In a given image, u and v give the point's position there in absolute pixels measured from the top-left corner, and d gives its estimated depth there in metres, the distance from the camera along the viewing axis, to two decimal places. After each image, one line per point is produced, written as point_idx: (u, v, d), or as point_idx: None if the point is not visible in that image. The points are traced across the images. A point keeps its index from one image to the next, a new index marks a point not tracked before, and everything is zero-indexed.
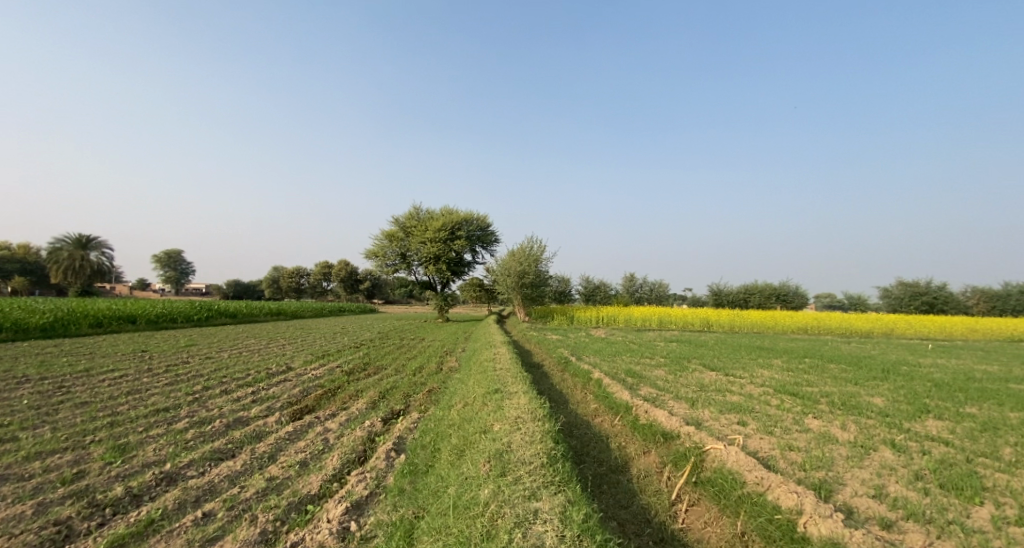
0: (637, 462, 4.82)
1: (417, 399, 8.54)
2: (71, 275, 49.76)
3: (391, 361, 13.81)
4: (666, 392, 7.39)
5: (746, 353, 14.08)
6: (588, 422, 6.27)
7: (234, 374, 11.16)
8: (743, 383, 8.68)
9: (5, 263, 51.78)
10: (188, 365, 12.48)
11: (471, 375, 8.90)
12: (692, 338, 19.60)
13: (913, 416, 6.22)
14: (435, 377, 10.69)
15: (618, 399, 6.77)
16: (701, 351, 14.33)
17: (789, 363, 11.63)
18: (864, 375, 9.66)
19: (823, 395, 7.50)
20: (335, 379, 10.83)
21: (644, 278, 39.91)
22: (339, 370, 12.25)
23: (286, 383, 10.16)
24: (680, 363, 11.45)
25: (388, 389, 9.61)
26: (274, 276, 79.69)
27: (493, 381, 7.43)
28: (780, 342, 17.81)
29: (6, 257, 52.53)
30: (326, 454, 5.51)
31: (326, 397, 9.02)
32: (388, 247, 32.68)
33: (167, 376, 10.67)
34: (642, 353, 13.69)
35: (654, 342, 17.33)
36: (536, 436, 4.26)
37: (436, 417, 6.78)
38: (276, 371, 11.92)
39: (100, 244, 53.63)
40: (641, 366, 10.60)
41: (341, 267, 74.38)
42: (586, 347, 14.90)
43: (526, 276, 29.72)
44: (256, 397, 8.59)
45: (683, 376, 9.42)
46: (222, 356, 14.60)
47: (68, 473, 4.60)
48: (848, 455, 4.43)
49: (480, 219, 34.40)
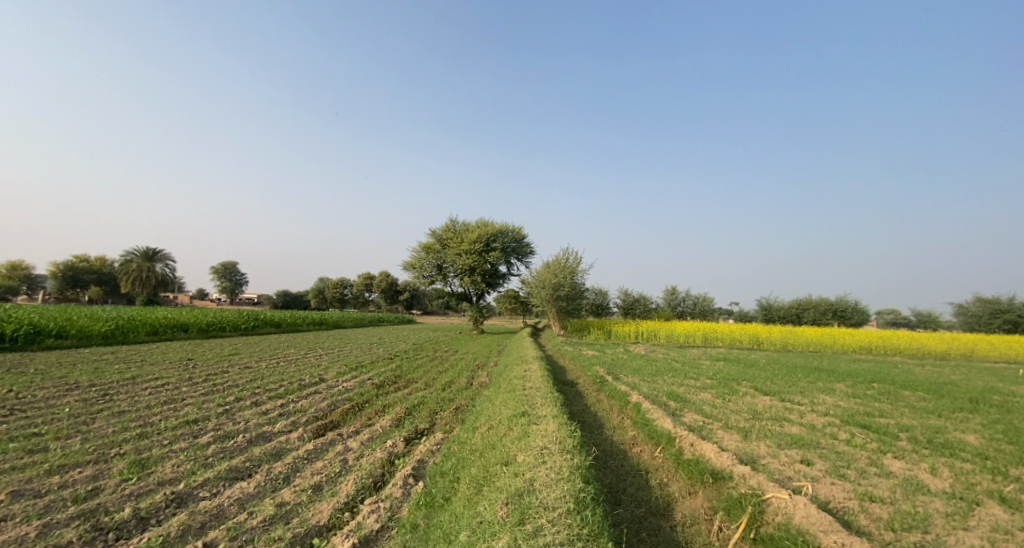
0: (681, 505, 4.19)
1: (444, 417, 8.17)
2: (138, 285, 53.30)
3: (422, 375, 13.57)
4: (715, 421, 6.65)
5: (802, 375, 12.89)
6: (623, 452, 5.66)
7: (267, 385, 11.18)
8: (802, 410, 7.78)
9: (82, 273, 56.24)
10: (225, 375, 12.65)
11: (500, 393, 8.44)
12: (739, 356, 18.32)
13: (1020, 460, 5.22)
14: (464, 393, 10.30)
15: (658, 427, 6.12)
16: (752, 372, 13.26)
17: (853, 388, 10.46)
18: (946, 405, 8.49)
19: (901, 429, 6.53)
20: (364, 393, 10.64)
21: (687, 291, 38.33)
22: (370, 382, 12.09)
23: (316, 396, 10.03)
24: (728, 385, 10.53)
25: (415, 405, 9.30)
26: (320, 287, 82.57)
27: (521, 402, 6.92)
28: (840, 363, 16.31)
29: (83, 267, 57.05)
30: (342, 478, 5.17)
31: (353, 412, 8.79)
32: (425, 259, 32.94)
33: (204, 385, 10.80)
34: (685, 372, 12.83)
35: (699, 360, 16.27)
36: (563, 474, 3.72)
37: (460, 439, 6.36)
38: (309, 382, 11.89)
39: (164, 256, 57.31)
40: (685, 388, 9.80)
41: (383, 278, 76.18)
42: (624, 364, 14.16)
43: (563, 289, 29.09)
44: (284, 410, 8.45)
45: (732, 401, 8.58)
46: (260, 366, 14.82)
47: (82, 490, 4.49)
48: (947, 512, 3.66)
49: (516, 231, 34.17)
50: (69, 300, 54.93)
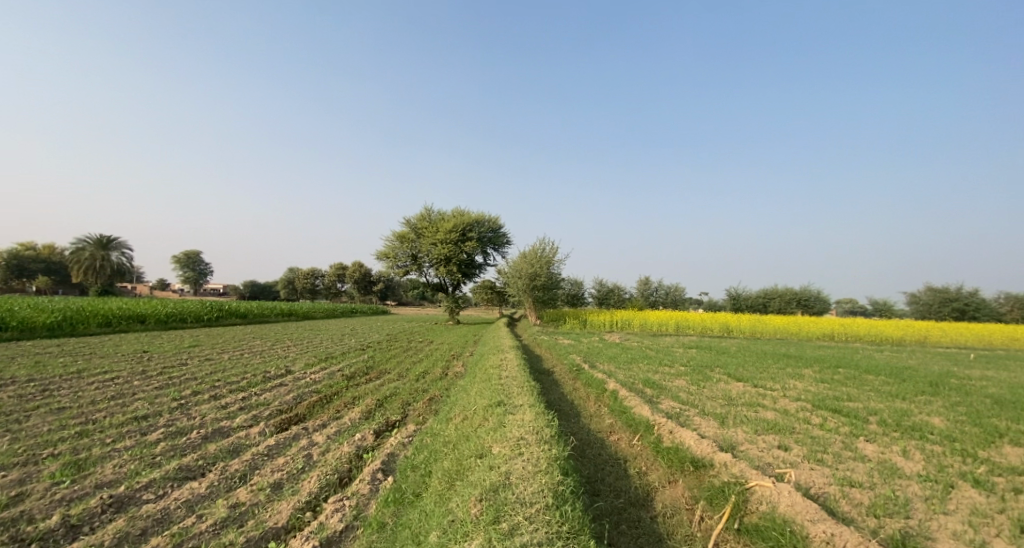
0: (661, 494, 4.07)
1: (416, 408, 7.87)
2: (91, 275, 50.40)
3: (395, 365, 13.20)
4: (692, 408, 6.58)
5: (772, 361, 13.12)
6: (601, 441, 5.53)
7: (228, 378, 10.61)
8: (777, 396, 7.84)
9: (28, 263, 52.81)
10: (183, 368, 11.99)
11: (475, 383, 8.21)
12: (712, 344, 18.64)
13: (986, 441, 5.33)
14: (438, 383, 10.02)
15: (636, 415, 6.00)
16: (724, 359, 13.45)
17: (821, 373, 10.69)
18: (910, 389, 8.71)
19: (871, 413, 6.63)
20: (333, 385, 10.23)
21: (660, 281, 38.89)
22: (339, 374, 11.65)
23: (280, 389, 9.55)
24: (702, 372, 10.58)
25: (387, 397, 8.96)
26: (290, 277, 80.29)
27: (497, 391, 6.69)
28: (808, 350, 16.77)
29: (30, 256, 53.57)
30: (304, 475, 4.84)
31: (320, 405, 8.39)
32: (399, 248, 32.23)
33: (159, 378, 10.17)
34: (661, 360, 12.90)
35: (673, 348, 16.44)
36: (541, 466, 3.52)
37: (433, 431, 6.09)
38: (274, 374, 11.36)
39: (120, 244, 54.39)
40: (660, 375, 9.79)
41: (355, 269, 74.61)
42: (600, 352, 14.15)
43: (538, 278, 28.99)
44: (245, 404, 7.99)
45: (707, 388, 8.57)
46: (222, 358, 14.13)
47: (5, 497, 4.03)
48: (926, 496, 3.63)
49: (492, 221, 33.79)
50: (14, 291, 51.55)
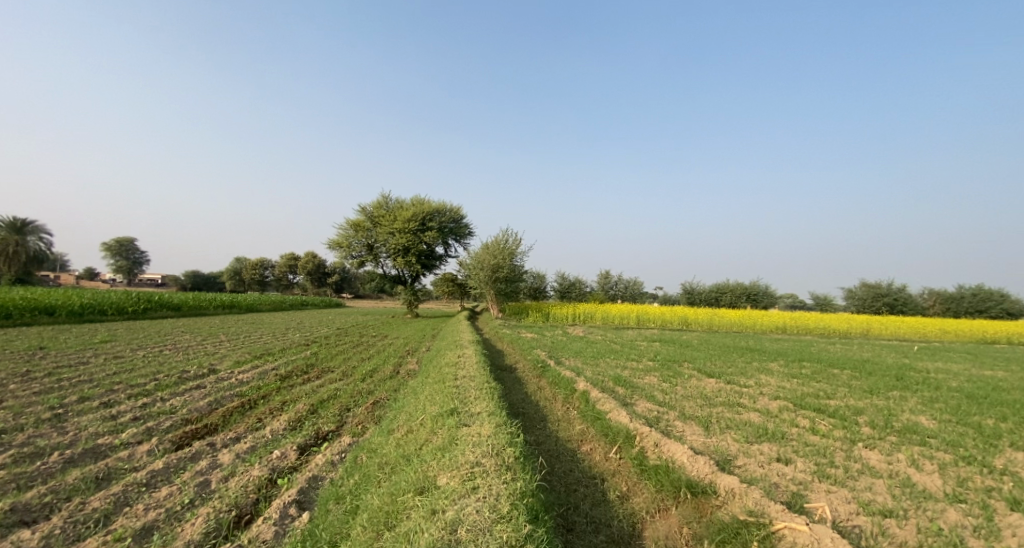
0: (653, 529, 3.23)
1: (356, 415, 6.76)
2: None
3: (341, 363, 11.91)
4: (671, 410, 5.82)
5: (736, 355, 12.78)
6: (572, 456, 4.68)
7: (133, 379, 9.07)
8: (755, 393, 7.26)
9: None
10: (83, 367, 10.28)
11: (427, 384, 7.16)
12: (673, 337, 18.40)
13: (989, 445, 4.84)
14: (386, 384, 8.90)
15: (612, 422, 5.15)
16: (691, 353, 13.05)
17: (789, 367, 10.33)
18: (880, 383, 8.40)
19: (858, 411, 6.10)
20: (261, 386, 8.90)
21: (619, 275, 39.00)
22: (273, 373, 10.30)
23: (195, 392, 8.17)
24: (672, 367, 10.00)
25: (323, 401, 7.76)
26: (237, 267, 75.58)
27: (450, 396, 5.67)
28: (767, 342, 16.75)
29: None
30: (188, 515, 3.73)
31: (240, 412, 7.10)
32: (354, 237, 30.35)
33: (45, 382, 8.58)
34: (627, 354, 12.32)
35: (636, 342, 16.01)
36: (501, 511, 2.62)
37: (371, 447, 5.03)
38: (193, 374, 9.84)
39: (37, 228, 48.87)
40: (629, 372, 9.09)
41: (309, 260, 71.19)
42: (565, 346, 13.45)
43: (500, 270, 28.07)
44: (141, 415, 6.64)
45: (681, 386, 7.91)
46: (137, 355, 12.36)
47: None
48: (975, 529, 2.95)
49: (454, 211, 32.44)
50: None
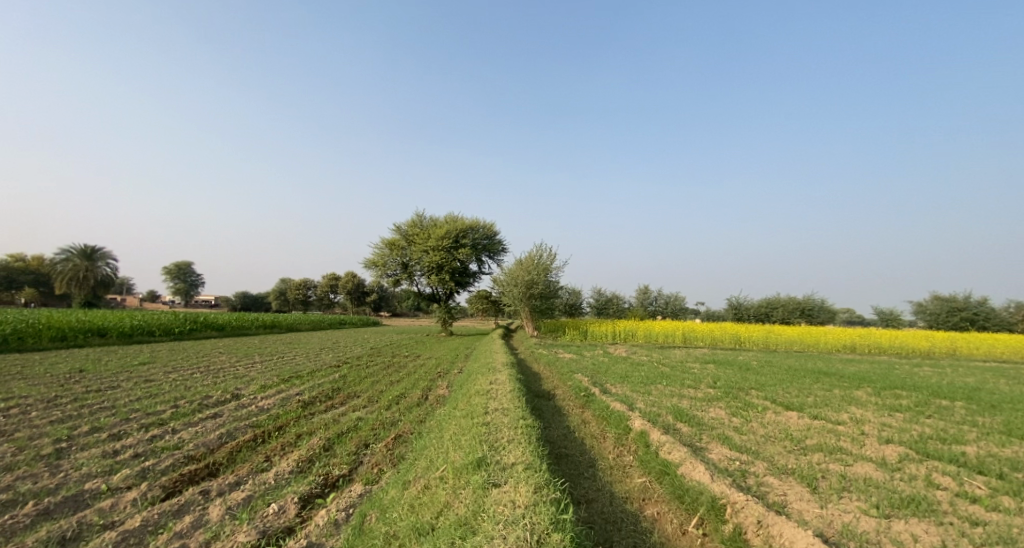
0: None
1: (373, 455, 5.87)
2: (73, 285, 48.01)
3: (368, 387, 11.13)
4: (757, 460, 4.58)
5: (809, 380, 11.11)
6: (634, 524, 3.58)
7: (151, 406, 8.58)
8: (856, 435, 5.83)
9: (17, 274, 52.31)
10: (109, 393, 9.96)
11: (454, 418, 6.19)
12: (728, 358, 16.72)
13: None
14: (412, 414, 7.99)
15: (686, 479, 4.00)
16: (754, 378, 11.49)
17: (881, 397, 8.68)
18: (1014, 420, 6.72)
19: (1013, 463, 4.62)
20: (281, 416, 8.20)
21: (660, 290, 37.23)
22: (296, 399, 9.64)
23: (209, 422, 7.55)
24: (738, 396, 8.60)
25: (341, 434, 6.93)
26: (283, 287, 78.22)
27: (479, 438, 4.69)
28: (840, 365, 14.81)
29: (18, 268, 52.84)
30: None
31: (249, 448, 6.36)
32: (389, 256, 30.21)
33: (65, 409, 8.21)
34: (682, 379, 10.93)
35: (687, 364, 14.50)
36: None
37: (382, 504, 4.10)
38: (214, 400, 9.32)
39: (105, 254, 51.89)
40: (690, 403, 7.75)
41: (349, 279, 72.92)
42: (609, 369, 12.21)
43: (535, 286, 27.06)
44: (143, 451, 5.99)
45: (757, 422, 6.57)
46: (167, 378, 12.07)
47: None
48: None
49: (488, 227, 31.82)
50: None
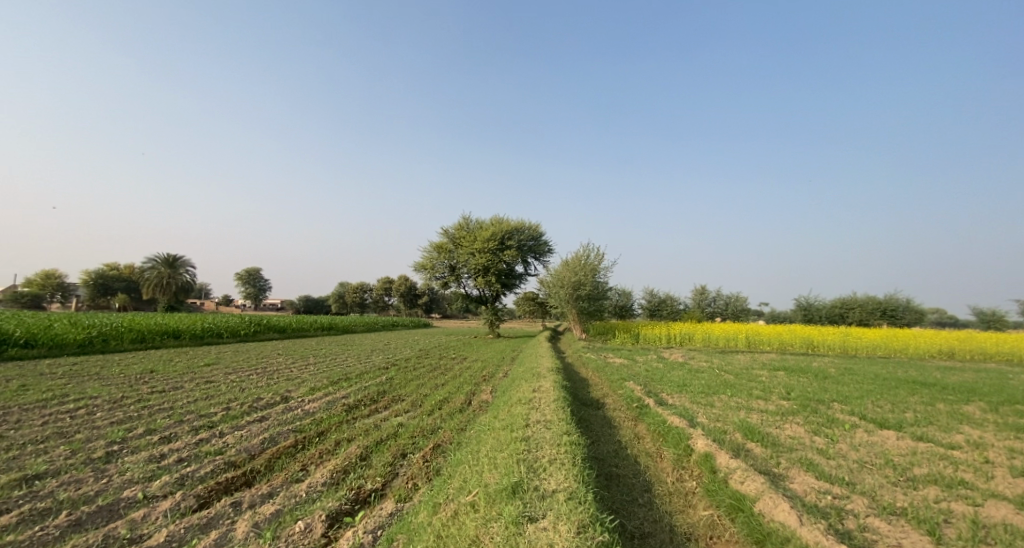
0: None
1: (409, 467, 5.52)
2: (158, 291, 52.52)
3: (413, 391, 10.94)
4: (855, 496, 3.80)
5: (903, 392, 9.68)
6: None
7: (205, 408, 8.79)
8: (978, 463, 4.79)
9: (112, 282, 58.07)
10: (172, 394, 10.40)
11: (494, 429, 5.72)
12: (798, 365, 15.23)
13: None
14: (453, 421, 7.63)
15: (766, 520, 3.30)
16: (833, 388, 10.23)
17: (1000, 414, 7.30)
18: None
19: None
20: (324, 420, 8.13)
21: (718, 291, 35.16)
22: (341, 402, 9.59)
23: (255, 426, 7.56)
24: (817, 411, 7.55)
25: (380, 442, 6.66)
26: (341, 291, 81.67)
27: (518, 457, 4.20)
28: (936, 374, 12.96)
29: (113, 276, 58.60)
30: None
31: (288, 454, 6.24)
32: (437, 259, 30.49)
33: (129, 410, 8.58)
34: (749, 389, 9.89)
35: (753, 371, 13.25)
36: None
37: (411, 527, 3.70)
38: (264, 402, 9.45)
39: (185, 262, 56.21)
40: (760, 417, 6.84)
41: (402, 283, 75.04)
42: (664, 376, 11.34)
43: (584, 287, 26.22)
44: (188, 455, 6.00)
45: (846, 443, 5.63)
46: (226, 380, 12.53)
47: None
48: None
49: (534, 228, 31.33)
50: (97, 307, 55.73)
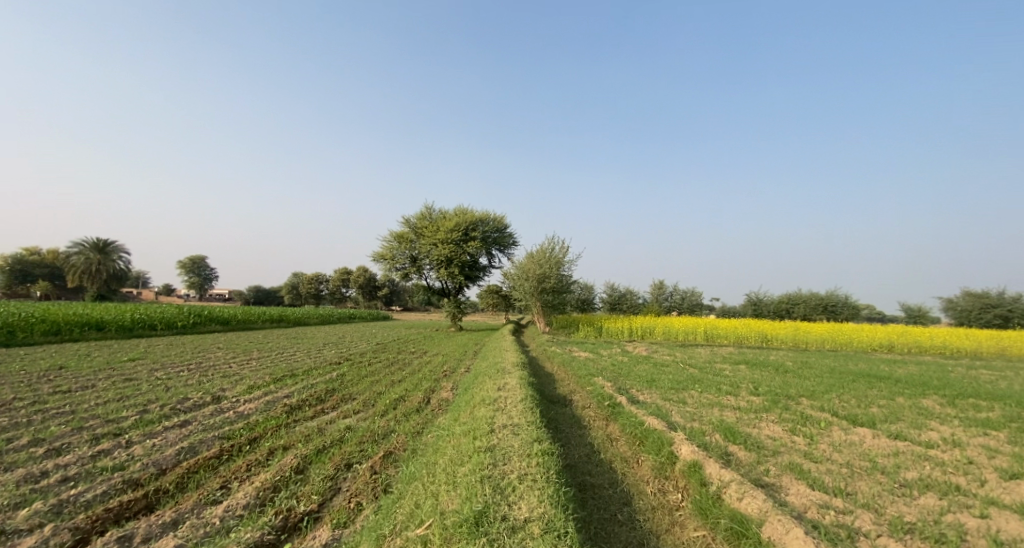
0: None
1: (353, 482, 4.73)
2: (86, 278, 48.01)
3: (365, 389, 10.03)
4: (859, 510, 3.39)
5: (862, 386, 9.75)
6: None
7: (115, 412, 7.56)
8: (964, 465, 4.58)
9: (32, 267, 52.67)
10: (79, 394, 9.01)
11: (454, 436, 5.00)
12: (756, 358, 15.42)
13: None
14: (408, 424, 6.83)
15: None
16: (796, 382, 10.22)
17: (960, 409, 7.34)
18: None
19: None
20: (258, 424, 7.12)
21: (676, 285, 35.82)
22: (282, 403, 8.58)
23: (173, 433, 6.49)
24: (789, 408, 7.33)
25: (321, 450, 5.81)
26: (295, 282, 78.14)
27: (481, 474, 3.52)
28: (884, 367, 13.37)
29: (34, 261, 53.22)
30: None
31: (209, 467, 5.29)
32: (397, 250, 29.29)
33: (18, 415, 7.24)
34: (717, 384, 9.67)
35: (716, 365, 13.21)
36: None
37: None
38: (191, 404, 8.29)
39: (119, 247, 51.75)
40: (736, 415, 6.50)
41: (360, 274, 72.71)
42: (631, 371, 11.01)
43: (547, 280, 25.85)
44: (78, 472, 4.94)
45: (828, 443, 5.33)
46: (149, 377, 11.11)
47: None
48: None
49: (498, 220, 30.66)
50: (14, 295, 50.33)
